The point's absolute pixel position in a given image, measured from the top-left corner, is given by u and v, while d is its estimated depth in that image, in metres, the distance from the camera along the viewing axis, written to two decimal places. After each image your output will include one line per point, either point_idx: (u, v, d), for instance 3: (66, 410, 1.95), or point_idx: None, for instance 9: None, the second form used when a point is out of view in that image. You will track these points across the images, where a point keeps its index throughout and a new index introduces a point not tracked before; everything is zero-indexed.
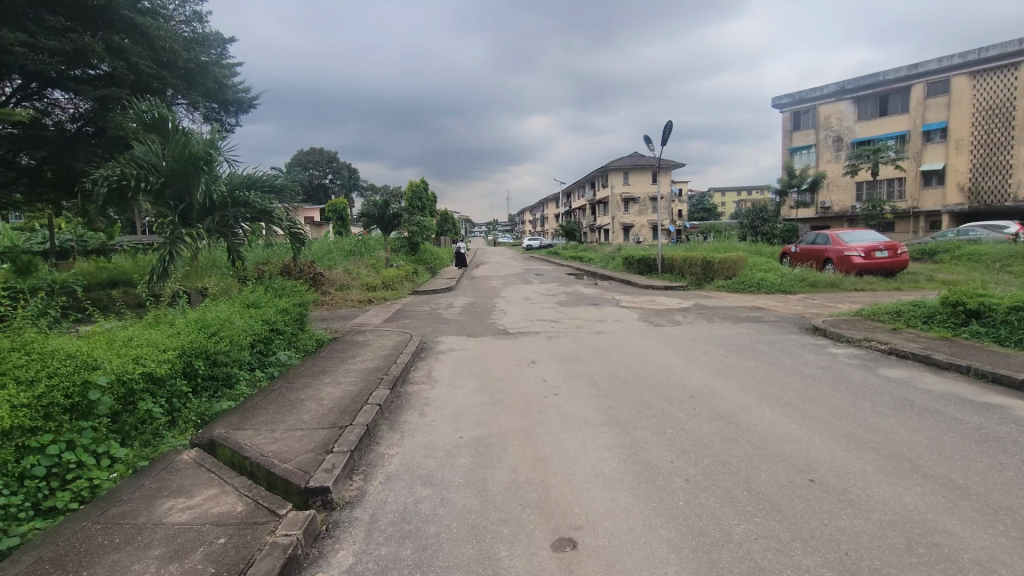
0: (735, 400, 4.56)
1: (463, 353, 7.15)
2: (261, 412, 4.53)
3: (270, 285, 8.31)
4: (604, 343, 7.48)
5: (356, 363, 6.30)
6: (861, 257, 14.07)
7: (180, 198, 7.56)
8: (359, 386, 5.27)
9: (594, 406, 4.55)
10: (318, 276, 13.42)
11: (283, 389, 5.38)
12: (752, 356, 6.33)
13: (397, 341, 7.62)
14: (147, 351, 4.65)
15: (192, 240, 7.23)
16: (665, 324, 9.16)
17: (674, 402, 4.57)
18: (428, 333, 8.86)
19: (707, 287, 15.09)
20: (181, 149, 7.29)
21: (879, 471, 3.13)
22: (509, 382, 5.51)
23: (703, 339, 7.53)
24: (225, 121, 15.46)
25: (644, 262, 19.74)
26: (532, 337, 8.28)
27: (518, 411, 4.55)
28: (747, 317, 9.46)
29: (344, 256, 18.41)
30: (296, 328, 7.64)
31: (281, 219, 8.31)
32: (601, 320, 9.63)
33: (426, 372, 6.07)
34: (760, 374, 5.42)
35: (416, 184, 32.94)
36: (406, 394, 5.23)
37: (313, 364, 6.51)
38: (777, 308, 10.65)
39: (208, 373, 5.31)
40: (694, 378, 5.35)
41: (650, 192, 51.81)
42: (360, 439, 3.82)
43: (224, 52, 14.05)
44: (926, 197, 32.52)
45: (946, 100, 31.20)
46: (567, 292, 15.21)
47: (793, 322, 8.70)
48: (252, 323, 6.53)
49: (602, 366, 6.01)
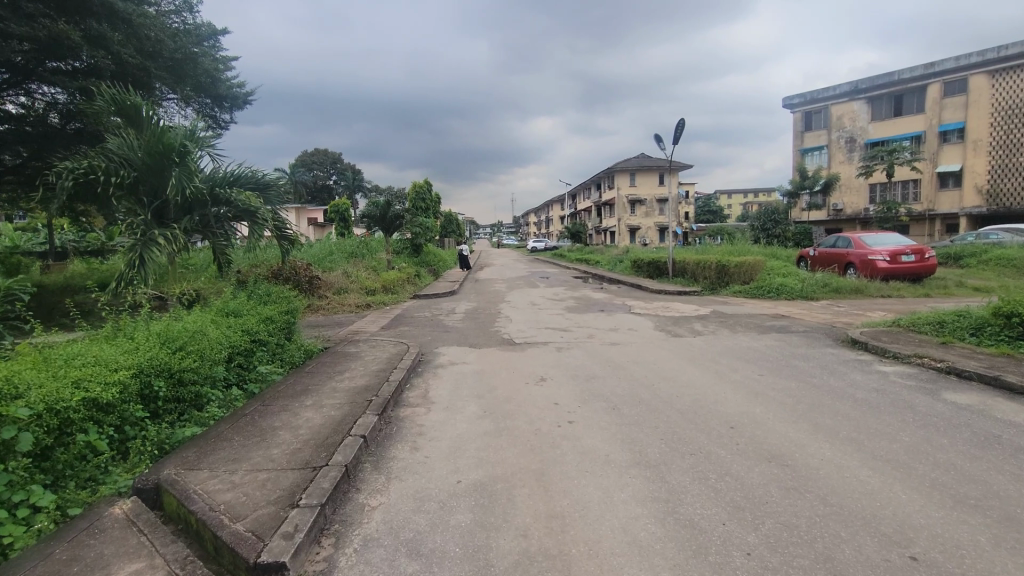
0: (785, 434, 3.84)
1: (465, 368, 6.44)
2: (226, 445, 3.84)
3: (255, 290, 7.64)
4: (621, 357, 6.74)
5: (344, 380, 5.61)
6: (886, 261, 13.33)
7: (154, 195, 6.91)
8: (344, 410, 4.58)
9: (617, 440, 3.85)
10: (313, 280, 12.75)
11: (258, 412, 4.70)
12: (789, 374, 5.61)
13: (394, 353, 6.93)
14: (91, 372, 3.98)
15: (167, 241, 6.57)
16: (684, 333, 8.45)
17: (712, 436, 3.85)
18: (427, 342, 8.18)
19: (722, 292, 14.38)
20: (154, 140, 6.66)
21: (998, 546, 2.41)
22: (516, 405, 4.80)
23: (730, 352, 6.81)
24: (219, 117, 14.91)
25: (654, 265, 19.00)
26: (540, 348, 7.56)
27: (528, 445, 3.84)
28: (772, 326, 8.72)
29: (345, 258, 17.75)
30: (282, 338, 6.96)
31: (266, 219, 7.60)
32: (614, 329, 8.93)
33: (423, 392, 5.37)
34: (805, 398, 4.70)
35: (421, 184, 31.61)
36: (397, 420, 4.53)
37: (297, 379, 5.83)
38: (803, 316, 9.90)
39: (170, 394, 4.63)
40: (729, 401, 4.65)
41: (657, 193, 51.09)
42: (335, 487, 3.13)
43: (217, 45, 13.52)
44: (942, 199, 31.68)
45: (963, 100, 30.40)
46: (576, 297, 14.49)
47: (825, 333, 7.97)
48: (229, 334, 5.86)
49: (620, 385, 5.29)
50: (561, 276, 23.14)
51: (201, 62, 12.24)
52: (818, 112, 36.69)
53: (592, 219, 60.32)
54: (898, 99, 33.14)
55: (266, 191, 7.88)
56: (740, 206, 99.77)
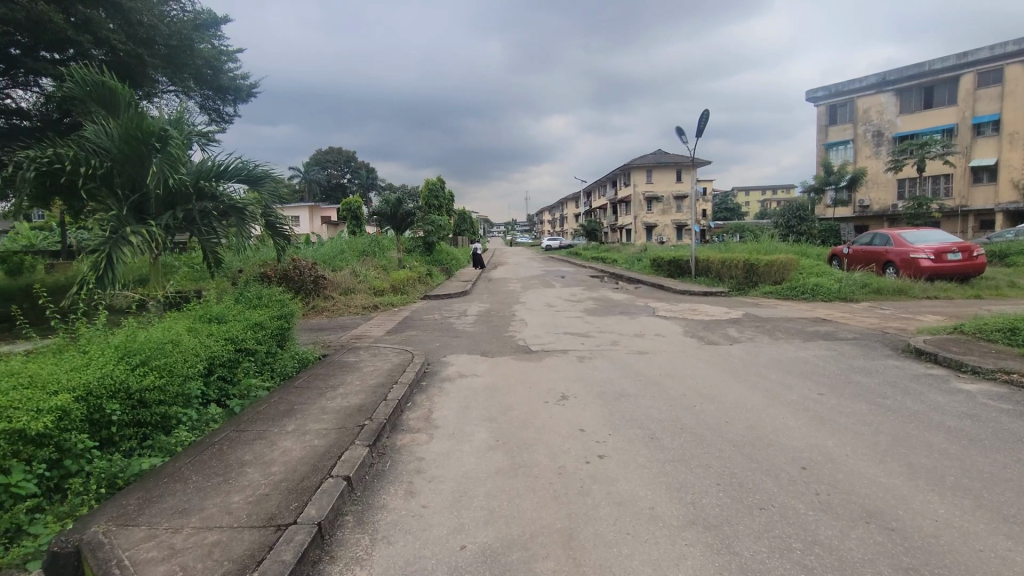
0: (876, 480, 3.03)
1: (475, 382, 5.68)
2: (177, 489, 3.11)
3: (245, 293, 6.95)
4: (652, 369, 5.94)
5: (336, 396, 4.89)
6: (930, 260, 12.35)
7: (133, 188, 6.25)
8: (330, 437, 3.85)
9: (662, 486, 3.07)
10: (320, 279, 12.11)
11: (230, 438, 3.96)
12: (854, 391, 4.80)
13: (396, 363, 6.19)
14: (20, 398, 3.32)
15: (144, 239, 5.91)
16: (719, 340, 7.64)
17: (782, 482, 3.05)
18: (435, 349, 7.46)
19: (752, 293, 13.50)
20: (130, 124, 5.96)
21: None
22: (533, 433, 4.03)
23: (777, 363, 6.00)
24: (223, 110, 14.37)
25: (675, 263, 18.11)
26: (558, 357, 6.78)
27: (549, 491, 3.07)
28: (817, 333, 7.86)
29: (355, 257, 17.12)
30: (274, 346, 6.28)
31: (255, 216, 6.93)
32: (641, 335, 8.14)
33: (426, 412, 4.63)
34: (884, 427, 3.87)
35: (432, 182, 30.96)
36: (393, 451, 3.80)
37: (282, 395, 5.11)
38: (847, 320, 9.03)
39: (128, 418, 3.93)
40: (789, 430, 3.86)
41: (674, 191, 50.01)
42: (301, 558, 2.40)
43: (218, 34, 12.93)
44: (975, 195, 30.36)
45: (999, 91, 29.06)
46: (595, 297, 13.69)
47: (879, 341, 7.09)
48: (208, 343, 5.17)
49: (655, 407, 4.49)
50: (577, 275, 22.32)
51: (201, 49, 11.65)
52: (843, 105, 35.43)
53: (608, 216, 59.39)
54: (928, 90, 31.81)
55: (258, 186, 7.21)
56: (758, 204, 98.02)
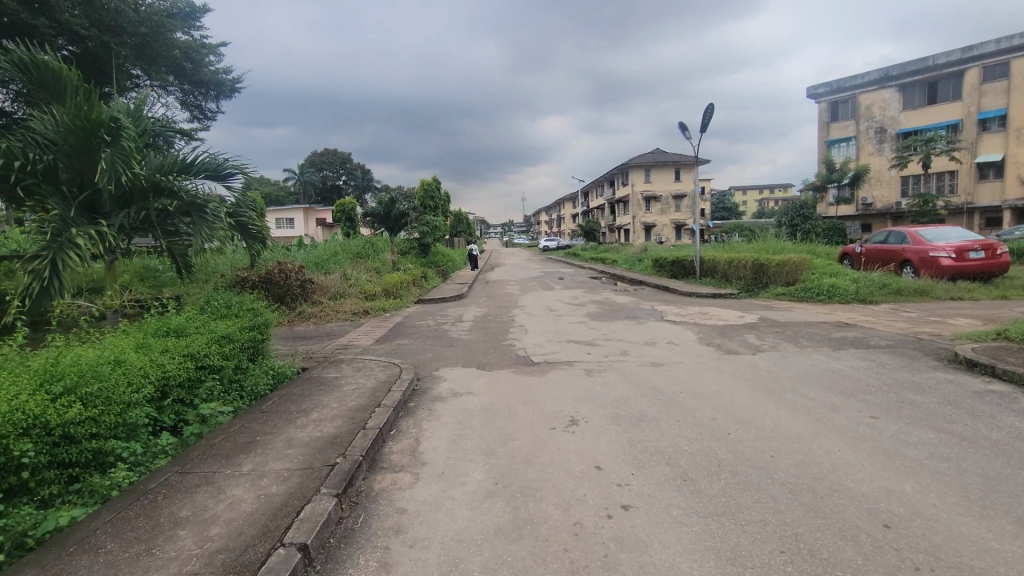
0: (988, 549, 2.34)
1: (470, 402, 4.97)
2: (81, 566, 2.38)
3: (212, 300, 6.23)
4: (670, 385, 5.24)
5: (308, 424, 4.18)
6: (951, 259, 11.70)
7: (82, 183, 5.51)
8: (292, 482, 3.14)
9: (711, 556, 2.38)
10: (307, 283, 11.38)
11: (169, 484, 3.21)
12: (912, 414, 4.11)
13: (382, 380, 5.47)
14: None
15: (93, 242, 5.13)
16: (739, 349, 6.96)
17: (866, 552, 2.37)
18: (427, 362, 6.75)
19: (762, 295, 12.84)
20: (76, 113, 5.22)
21: None
22: (539, 473, 3.33)
23: (811, 377, 5.32)
24: (205, 106, 13.71)
25: (679, 264, 17.43)
26: (564, 370, 6.08)
27: (566, 564, 2.38)
28: (845, 340, 7.20)
29: (348, 259, 16.39)
30: (243, 360, 5.57)
31: (219, 216, 6.05)
32: (653, 343, 7.45)
33: (412, 443, 3.93)
34: (967, 464, 3.18)
35: (428, 181, 30.12)
36: (369, 500, 3.10)
37: (244, 421, 4.37)
38: (873, 325, 8.37)
39: (44, 459, 3.19)
40: (854, 470, 3.16)
41: (673, 190, 49.43)
42: None
43: (197, 26, 12.26)
44: (982, 191, 29.82)
45: (1005, 85, 28.53)
46: (598, 300, 13.01)
47: (918, 350, 6.41)
48: (158, 361, 4.45)
49: (683, 436, 3.79)
50: (577, 276, 21.63)
51: (175, 39, 10.97)
52: (845, 102, 34.86)
53: (607, 215, 58.68)
54: (931, 86, 31.29)
55: (225, 183, 6.45)
56: (756, 203, 97.54)
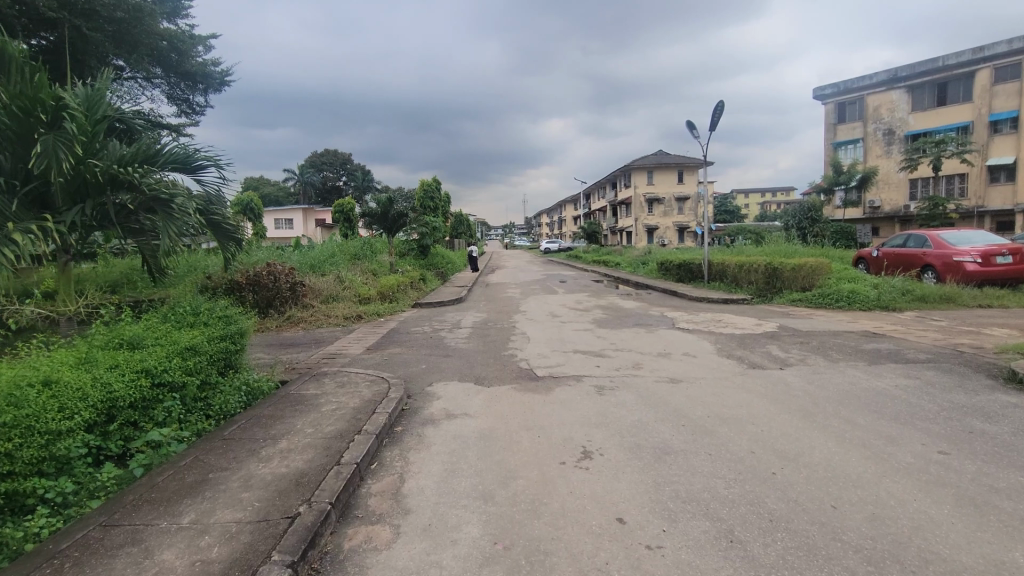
0: None
1: (465, 426, 4.32)
2: None
3: (181, 307, 5.62)
4: (694, 407, 4.59)
5: (275, 457, 3.53)
6: (976, 264, 11.06)
7: (29, 174, 4.88)
8: (239, 543, 2.50)
9: None
10: (298, 286, 10.72)
11: (87, 543, 2.56)
12: (986, 448, 3.48)
13: (366, 399, 4.81)
14: None
15: (34, 241, 4.46)
16: (763, 362, 6.32)
17: None
18: (419, 375, 6.12)
19: (776, 301, 12.21)
20: (15, 91, 4.59)
21: None
22: (549, 529, 2.69)
23: (854, 397, 4.69)
24: (193, 100, 13.18)
25: (687, 267, 16.80)
26: (572, 387, 5.45)
27: None
28: (880, 353, 6.56)
29: (348, 261, 15.84)
30: (211, 375, 4.95)
31: (188, 212, 5.32)
32: (668, 354, 6.81)
33: (395, 484, 3.28)
34: None
35: (428, 182, 29.61)
36: (334, 566, 2.46)
37: (200, 452, 3.71)
38: (904, 336, 7.73)
39: None
40: (944, 533, 2.52)
41: (676, 192, 48.86)
42: None
43: (183, 14, 11.72)
44: (992, 195, 29.19)
45: (1016, 87, 27.93)
46: (603, 305, 12.39)
47: (966, 366, 5.76)
48: (103, 380, 3.83)
49: (720, 478, 3.16)
50: (580, 280, 21.01)
51: (158, 26, 10.38)
52: (852, 103, 34.28)
53: (609, 217, 58.07)
54: (941, 87, 30.68)
55: (195, 177, 5.82)
56: (759, 205, 96.97)
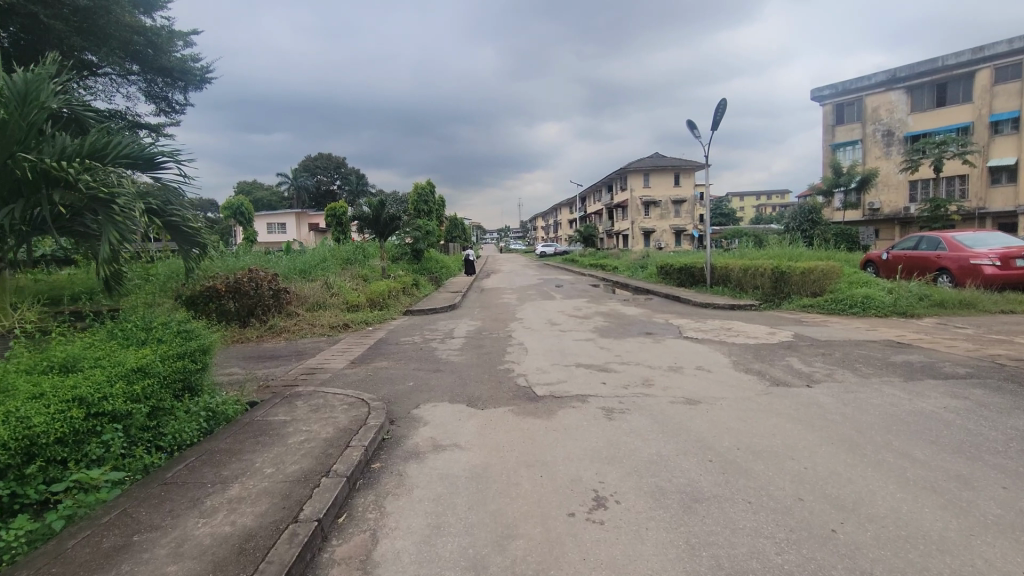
0: None
1: (454, 462, 3.68)
2: None
3: (133, 320, 4.97)
4: (720, 435, 3.98)
5: (220, 510, 2.89)
6: (995, 267, 10.52)
7: None
8: None
9: None
10: (282, 293, 10.08)
11: None
12: None
13: (341, 429, 4.16)
14: None
15: None
16: (786, 377, 5.72)
17: None
18: (406, 394, 5.48)
19: (785, 307, 11.65)
20: None
21: None
22: None
23: (901, 422, 4.08)
24: (173, 97, 12.48)
25: (688, 271, 16.23)
26: (577, 408, 4.83)
27: None
28: (914, 367, 5.97)
29: (338, 266, 15.18)
30: (165, 399, 4.28)
31: (134, 213, 4.60)
32: (680, 369, 6.20)
33: (364, 546, 2.65)
34: None
35: (422, 184, 29.02)
36: None
37: (132, 503, 3.05)
38: (933, 346, 7.15)
39: None
40: None
41: (673, 195, 48.42)
42: None
43: (160, 6, 11.05)
44: (994, 196, 28.82)
45: (1017, 87, 27.56)
46: (604, 312, 11.81)
47: (1013, 381, 5.17)
48: (17, 413, 3.18)
49: (771, 540, 2.54)
50: (578, 284, 20.41)
51: (129, 17, 9.70)
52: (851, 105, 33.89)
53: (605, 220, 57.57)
54: (941, 87, 30.32)
55: (151, 173, 5.18)
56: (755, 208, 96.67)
